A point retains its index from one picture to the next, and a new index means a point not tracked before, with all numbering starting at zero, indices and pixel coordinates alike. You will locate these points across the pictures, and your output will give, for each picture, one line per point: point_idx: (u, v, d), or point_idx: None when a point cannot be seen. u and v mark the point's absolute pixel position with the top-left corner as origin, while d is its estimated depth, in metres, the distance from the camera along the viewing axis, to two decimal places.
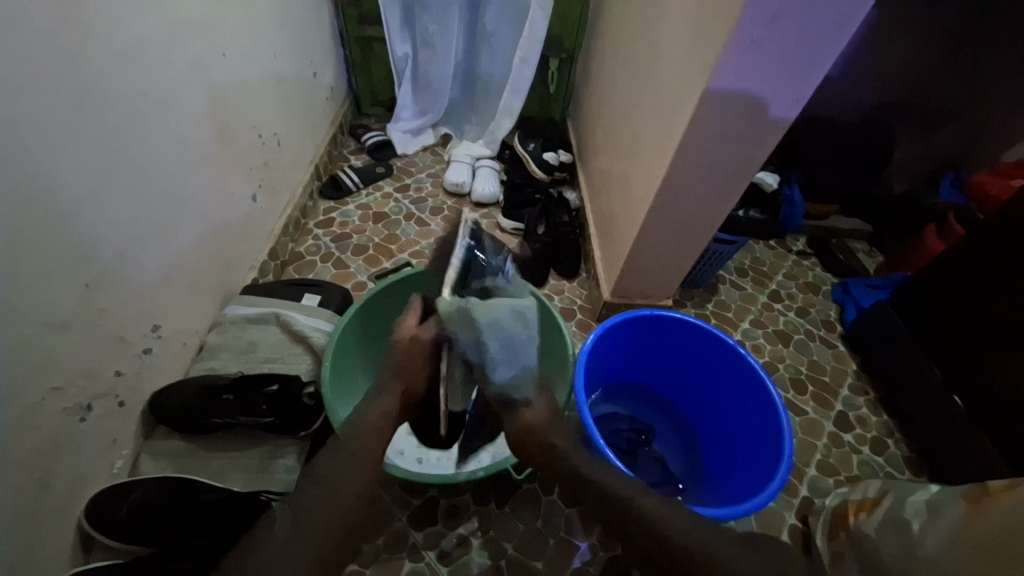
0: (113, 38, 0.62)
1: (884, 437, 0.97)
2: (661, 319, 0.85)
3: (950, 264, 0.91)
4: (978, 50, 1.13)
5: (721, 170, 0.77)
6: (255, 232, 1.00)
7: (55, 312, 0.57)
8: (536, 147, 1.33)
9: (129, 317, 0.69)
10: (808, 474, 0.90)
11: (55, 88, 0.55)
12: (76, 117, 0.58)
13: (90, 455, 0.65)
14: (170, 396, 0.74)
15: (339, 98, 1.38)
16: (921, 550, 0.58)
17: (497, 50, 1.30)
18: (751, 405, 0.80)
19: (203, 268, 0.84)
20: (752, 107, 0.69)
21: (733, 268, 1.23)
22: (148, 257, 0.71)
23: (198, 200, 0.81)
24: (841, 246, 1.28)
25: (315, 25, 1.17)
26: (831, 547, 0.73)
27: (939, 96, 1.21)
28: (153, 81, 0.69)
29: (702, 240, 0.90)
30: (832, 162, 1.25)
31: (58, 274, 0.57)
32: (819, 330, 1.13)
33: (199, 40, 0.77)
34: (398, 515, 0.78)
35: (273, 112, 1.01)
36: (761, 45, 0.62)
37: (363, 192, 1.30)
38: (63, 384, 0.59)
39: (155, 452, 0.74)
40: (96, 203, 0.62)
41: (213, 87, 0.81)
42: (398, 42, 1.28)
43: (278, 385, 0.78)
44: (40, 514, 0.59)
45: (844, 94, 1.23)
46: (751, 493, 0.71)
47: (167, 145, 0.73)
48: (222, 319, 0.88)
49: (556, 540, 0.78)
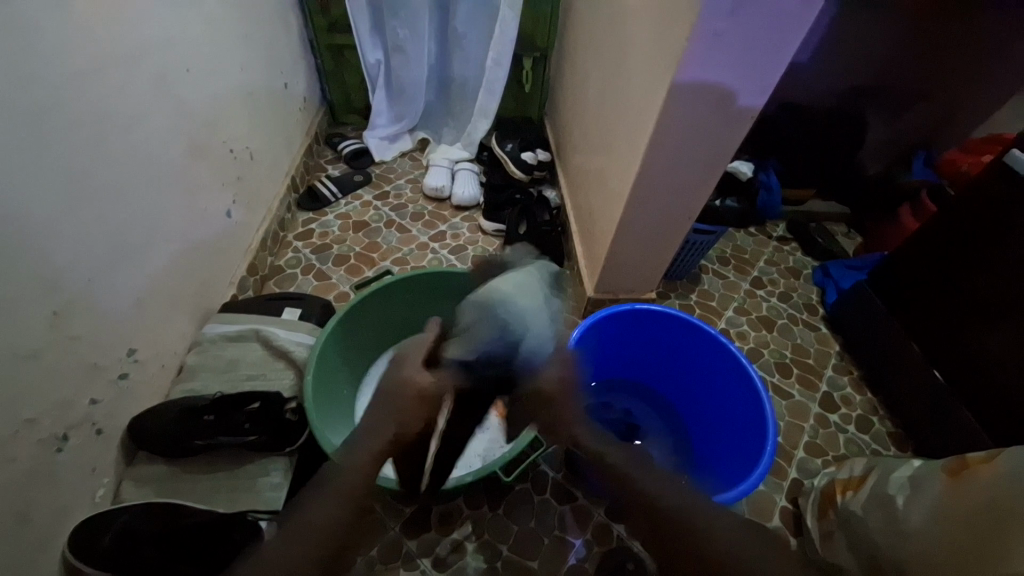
0: (70, 59, 0.60)
1: (869, 415, 0.98)
2: (643, 313, 0.85)
3: (924, 242, 0.93)
4: (942, 30, 1.15)
5: (694, 161, 0.78)
6: (231, 248, 0.99)
7: (25, 342, 0.56)
8: (513, 147, 1.32)
9: (103, 343, 0.67)
10: (797, 456, 0.91)
11: (14, 115, 0.54)
12: (35, 143, 0.57)
13: (69, 486, 0.64)
14: (149, 420, 0.72)
15: (313, 107, 1.36)
16: (907, 526, 0.58)
17: (469, 52, 1.29)
18: (735, 392, 0.80)
19: (179, 287, 0.83)
20: (720, 98, 0.69)
21: (715, 258, 1.23)
22: (120, 281, 0.70)
23: (169, 219, 0.79)
24: (820, 230, 1.30)
25: (283, 35, 1.15)
26: (820, 527, 0.74)
27: (907, 77, 1.23)
28: (114, 101, 0.67)
29: (681, 231, 0.91)
30: (806, 147, 1.26)
31: (25, 303, 0.56)
32: (802, 314, 1.14)
33: (161, 57, 0.76)
34: (391, 525, 0.77)
35: (244, 126, 1.00)
36: (724, 37, 0.62)
37: (342, 201, 1.29)
38: (36, 415, 0.58)
39: (136, 477, 0.72)
40: (61, 228, 0.60)
41: (179, 105, 0.80)
42: (368, 49, 1.27)
43: (260, 401, 0.76)
44: (19, 550, 0.57)
45: (815, 79, 1.24)
46: (738, 480, 0.71)
47: (134, 166, 0.72)
48: (201, 339, 0.87)
49: (551, 539, 0.78)
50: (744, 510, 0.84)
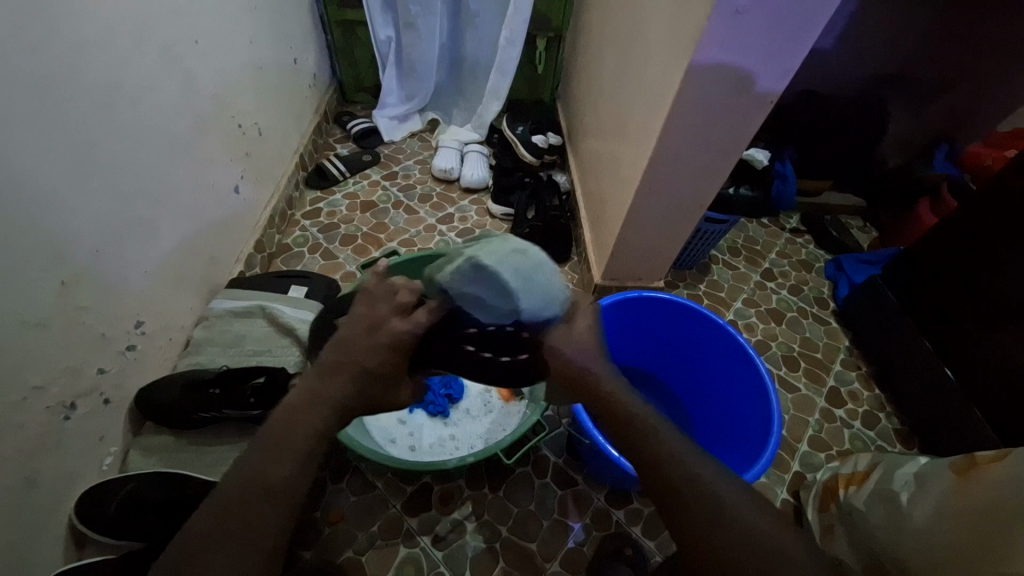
0: (76, 28, 0.59)
1: (875, 412, 0.97)
2: (651, 300, 0.84)
3: (946, 237, 0.90)
4: (973, 17, 1.10)
5: (709, 147, 0.76)
6: (239, 224, 0.99)
7: (34, 310, 0.57)
8: (524, 130, 1.31)
9: (110, 314, 0.68)
10: (800, 450, 0.91)
11: (23, 83, 0.54)
12: (43, 111, 0.56)
13: (77, 452, 0.65)
14: (157, 392, 0.74)
15: (322, 84, 1.35)
16: (911, 523, 0.58)
17: (482, 30, 1.26)
18: (741, 384, 0.80)
19: (186, 262, 0.83)
20: (738, 81, 0.67)
21: (726, 248, 1.22)
22: (126, 254, 0.70)
23: (175, 194, 0.79)
24: (834, 223, 1.27)
25: (293, 8, 1.13)
26: (821, 521, 0.74)
27: (934, 67, 1.19)
28: (121, 72, 0.66)
29: (693, 219, 0.90)
30: (825, 137, 1.23)
31: (34, 271, 0.56)
32: (813, 307, 1.13)
33: (168, 28, 0.74)
34: (392, 502, 0.78)
35: (252, 100, 0.99)
36: (745, 17, 0.60)
37: (350, 180, 1.28)
38: (45, 382, 0.59)
39: (143, 447, 0.74)
40: (68, 199, 0.60)
41: (188, 79, 0.79)
42: (379, 25, 1.25)
43: (265, 376, 0.76)
44: (27, 512, 0.58)
45: (838, 66, 1.20)
46: (740, 471, 0.71)
47: (141, 137, 0.71)
48: (208, 313, 0.87)
49: (550, 522, 0.78)
50: None
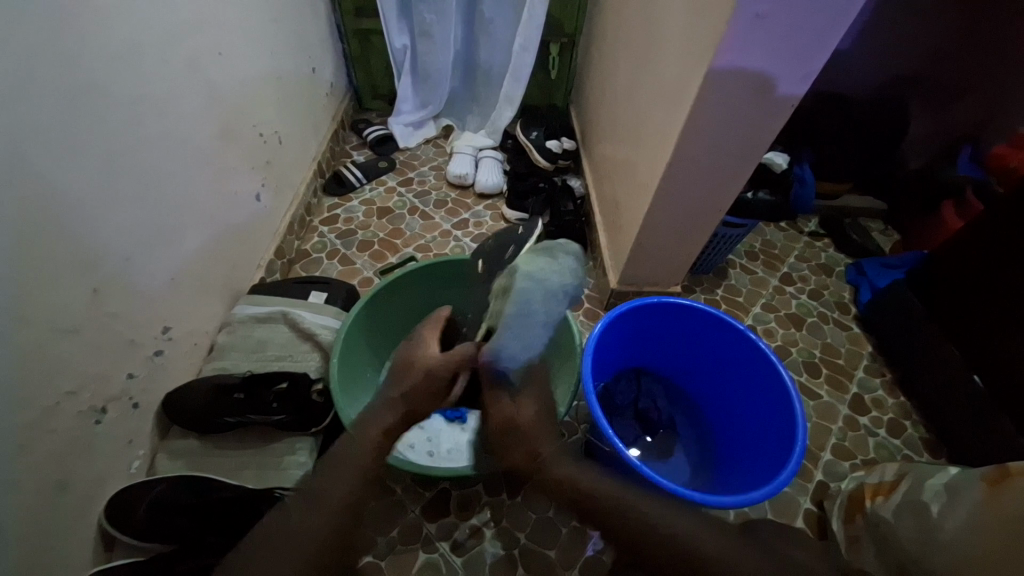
0: (109, 42, 0.61)
1: (901, 419, 0.95)
2: (670, 306, 0.84)
3: (971, 240, 0.88)
4: (997, 16, 1.08)
5: (727, 152, 0.75)
6: (260, 231, 1.00)
7: (65, 317, 0.58)
8: (538, 136, 1.32)
9: (137, 320, 0.69)
10: (823, 458, 0.89)
11: (56, 94, 0.55)
12: (77, 123, 0.58)
13: (107, 456, 0.66)
14: (182, 397, 0.75)
15: (340, 93, 1.37)
16: (943, 535, 0.56)
17: (496, 37, 1.27)
18: (763, 390, 0.78)
19: (209, 269, 0.85)
20: (757, 85, 0.67)
21: (744, 252, 1.20)
22: (153, 261, 0.71)
23: (200, 201, 0.81)
24: (856, 226, 1.25)
25: (311, 19, 1.15)
26: (847, 531, 0.72)
27: (955, 67, 1.17)
28: (148, 82, 0.68)
29: (711, 224, 0.89)
30: (842, 139, 1.22)
31: (67, 278, 0.58)
32: (834, 313, 1.11)
33: (194, 39, 0.76)
34: (411, 508, 0.79)
35: (272, 110, 1.01)
36: (766, 21, 0.59)
37: (367, 187, 1.30)
38: (76, 388, 0.60)
39: (170, 451, 0.75)
40: (99, 208, 0.62)
41: (213, 89, 0.81)
42: (395, 34, 1.26)
43: (287, 382, 0.78)
44: (59, 514, 0.60)
45: (856, 68, 1.19)
46: (764, 481, 0.70)
47: (166, 146, 0.72)
48: (231, 319, 0.89)
49: (569, 530, 0.78)
50: (768, 512, 0.82)
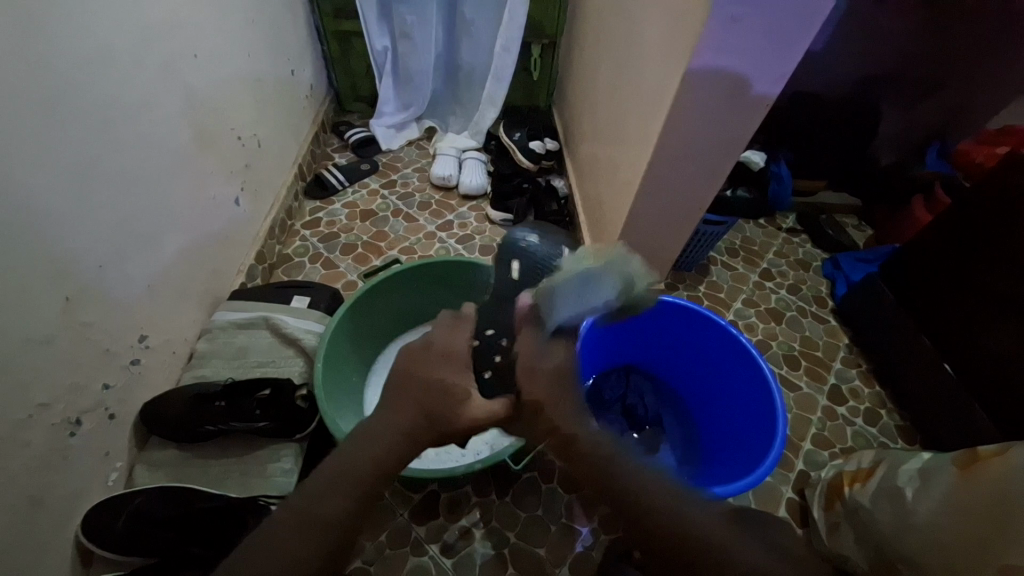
0: (78, 45, 0.59)
1: (877, 408, 0.98)
2: (652, 303, 0.85)
3: (941, 234, 0.91)
4: (962, 18, 1.12)
5: (706, 151, 0.77)
6: (239, 235, 0.99)
7: (38, 326, 0.56)
8: (521, 136, 1.32)
9: (114, 329, 0.68)
10: (804, 448, 0.91)
11: (24, 98, 0.54)
12: (46, 128, 0.56)
13: (83, 469, 0.65)
14: (161, 406, 0.73)
15: (319, 95, 1.35)
16: (917, 518, 0.58)
17: (477, 38, 1.28)
18: (744, 383, 0.80)
19: (187, 276, 0.83)
20: (733, 86, 0.68)
21: (725, 249, 1.23)
22: (129, 268, 0.70)
23: (177, 206, 0.79)
24: (830, 221, 1.29)
25: (289, 21, 1.13)
26: (828, 518, 0.74)
27: (922, 66, 1.21)
28: (119, 86, 0.66)
29: (692, 221, 0.90)
30: (816, 136, 1.25)
31: (37, 288, 0.56)
32: (812, 306, 1.14)
33: (167, 42, 0.74)
34: (399, 511, 0.78)
35: (251, 112, 0.99)
36: (741, 24, 0.61)
37: (349, 189, 1.29)
38: (50, 399, 0.58)
39: (149, 462, 0.73)
40: (73, 214, 0.60)
41: (188, 92, 0.80)
42: (375, 36, 1.26)
43: (270, 388, 0.77)
44: (33, 530, 0.58)
45: (830, 67, 1.22)
46: (747, 471, 0.71)
47: (141, 151, 0.71)
48: (211, 326, 0.87)
49: (558, 527, 0.78)
50: (751, 502, 0.84)
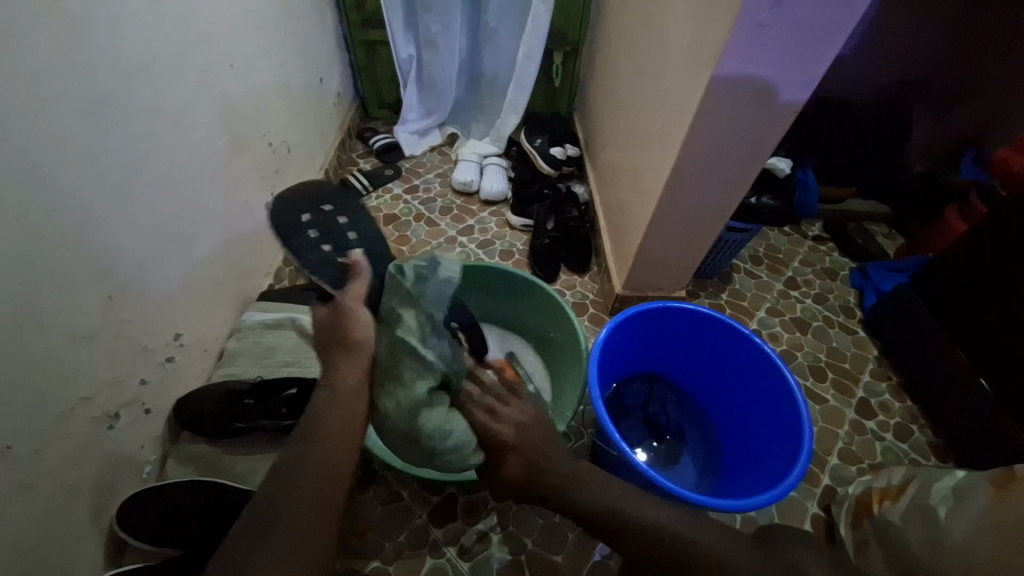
0: (121, 56, 0.62)
1: (908, 424, 0.95)
2: (676, 310, 0.84)
3: (977, 245, 0.88)
4: (1000, 22, 1.08)
5: (731, 158, 0.76)
6: (268, 238, 1.02)
7: (81, 323, 0.59)
8: (542, 142, 1.33)
9: (150, 327, 0.71)
10: (830, 463, 0.89)
11: (70, 106, 0.56)
12: (92, 134, 0.59)
13: (119, 461, 0.67)
14: (192, 403, 0.76)
15: (345, 102, 1.39)
16: (950, 539, 0.56)
17: (499, 46, 1.29)
18: (768, 394, 0.79)
19: (219, 276, 0.86)
20: (760, 92, 0.67)
21: (748, 257, 1.21)
22: (165, 269, 0.73)
23: (210, 210, 0.82)
24: (859, 230, 1.25)
25: (319, 31, 1.17)
26: (854, 536, 0.72)
27: (956, 72, 1.17)
28: (159, 95, 0.69)
29: (715, 229, 0.89)
30: (844, 142, 1.23)
31: (81, 286, 0.59)
32: (839, 317, 1.11)
33: (204, 52, 0.77)
34: (418, 512, 0.79)
35: (281, 120, 1.02)
36: (769, 29, 0.60)
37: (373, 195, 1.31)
38: (91, 394, 0.61)
39: (180, 456, 0.76)
40: (115, 218, 0.63)
41: (223, 100, 0.83)
42: (401, 44, 1.29)
43: (296, 388, 0.78)
44: (72, 518, 0.61)
45: (858, 73, 1.19)
46: (771, 485, 0.70)
47: (178, 157, 0.74)
48: (240, 325, 0.90)
49: (576, 535, 0.78)
50: (774, 515, 0.82)
